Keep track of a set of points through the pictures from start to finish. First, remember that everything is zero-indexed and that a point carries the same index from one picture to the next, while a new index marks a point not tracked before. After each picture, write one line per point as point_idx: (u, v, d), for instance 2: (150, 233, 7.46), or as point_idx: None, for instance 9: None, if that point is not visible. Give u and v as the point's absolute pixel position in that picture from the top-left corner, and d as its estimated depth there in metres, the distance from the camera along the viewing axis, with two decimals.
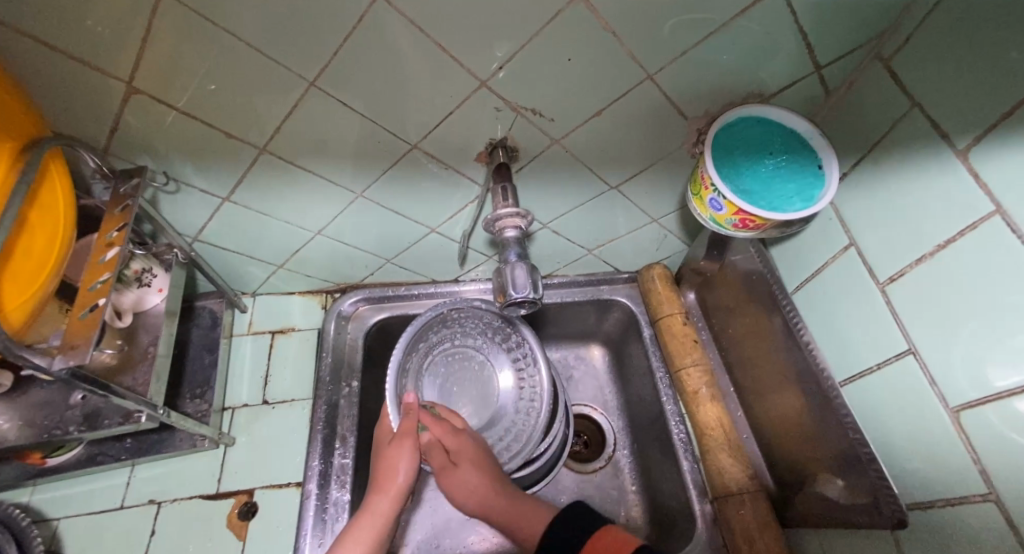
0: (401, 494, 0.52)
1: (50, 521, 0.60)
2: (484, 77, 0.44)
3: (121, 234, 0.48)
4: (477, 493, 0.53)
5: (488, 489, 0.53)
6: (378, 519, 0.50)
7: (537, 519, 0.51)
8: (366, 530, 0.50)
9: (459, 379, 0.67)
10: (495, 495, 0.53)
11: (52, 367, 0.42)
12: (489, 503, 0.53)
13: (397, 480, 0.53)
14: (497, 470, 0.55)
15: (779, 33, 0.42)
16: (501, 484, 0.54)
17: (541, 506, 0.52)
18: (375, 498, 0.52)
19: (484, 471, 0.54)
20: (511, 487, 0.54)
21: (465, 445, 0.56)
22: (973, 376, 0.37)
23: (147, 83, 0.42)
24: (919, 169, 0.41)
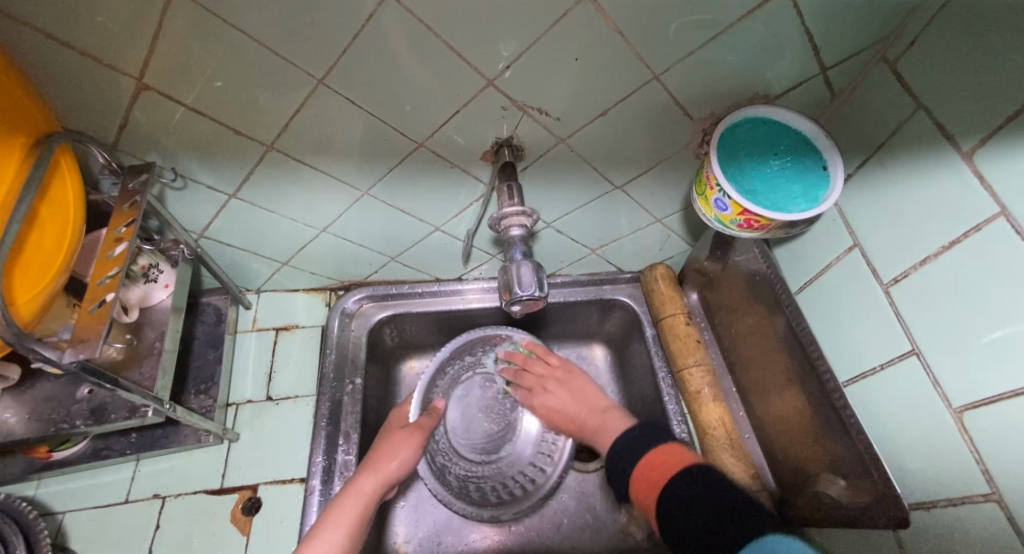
0: (390, 479, 0.57)
1: (55, 515, 0.60)
2: (491, 76, 0.45)
3: (129, 229, 0.49)
4: (581, 413, 0.65)
5: (589, 412, 0.65)
6: (363, 496, 0.54)
7: (617, 425, 0.62)
8: (351, 507, 0.53)
9: (486, 414, 0.72)
10: (587, 419, 0.65)
11: (61, 361, 0.42)
12: (592, 416, 0.64)
13: (390, 465, 0.58)
14: (597, 394, 0.67)
15: (785, 34, 0.42)
16: (595, 409, 0.65)
17: (624, 418, 0.63)
18: (365, 476, 0.56)
19: (576, 402, 0.67)
20: (607, 407, 0.65)
21: (553, 382, 0.69)
22: (977, 377, 0.37)
23: (157, 79, 0.42)
24: (924, 171, 0.41)
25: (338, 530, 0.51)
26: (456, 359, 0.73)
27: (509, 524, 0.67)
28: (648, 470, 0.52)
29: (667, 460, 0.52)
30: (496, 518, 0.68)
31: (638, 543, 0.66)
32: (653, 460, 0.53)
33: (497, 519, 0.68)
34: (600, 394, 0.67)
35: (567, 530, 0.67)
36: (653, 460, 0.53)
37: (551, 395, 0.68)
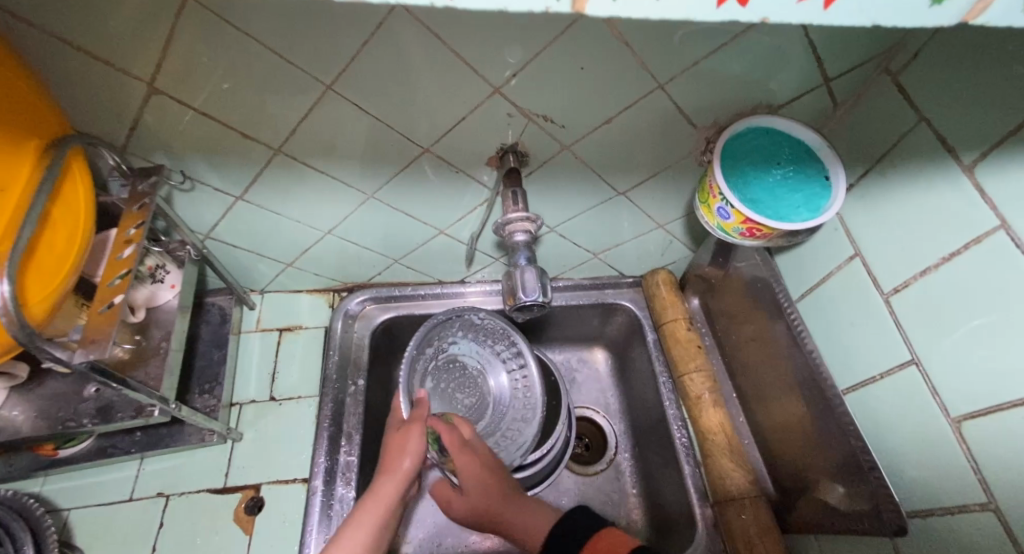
0: (406, 478, 0.53)
1: (60, 511, 0.61)
2: (497, 83, 0.45)
3: (138, 231, 0.49)
4: (484, 500, 0.53)
5: (501, 502, 0.53)
6: (384, 500, 0.52)
7: (543, 523, 0.52)
8: (371, 510, 0.51)
9: (457, 384, 0.66)
10: (504, 508, 0.53)
11: (72, 360, 0.42)
12: (493, 507, 0.53)
13: (403, 463, 0.53)
14: (514, 486, 0.54)
15: (789, 45, 0.42)
16: (509, 494, 0.53)
17: (545, 509, 0.54)
18: (381, 480, 0.53)
19: (484, 484, 0.53)
20: (520, 493, 0.54)
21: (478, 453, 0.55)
22: (975, 388, 0.38)
23: (168, 83, 0.43)
24: (925, 183, 0.42)
25: (358, 534, 0.50)
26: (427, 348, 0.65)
27: None
28: None
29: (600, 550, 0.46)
30: None
31: None
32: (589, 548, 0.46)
33: None
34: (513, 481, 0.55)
35: None
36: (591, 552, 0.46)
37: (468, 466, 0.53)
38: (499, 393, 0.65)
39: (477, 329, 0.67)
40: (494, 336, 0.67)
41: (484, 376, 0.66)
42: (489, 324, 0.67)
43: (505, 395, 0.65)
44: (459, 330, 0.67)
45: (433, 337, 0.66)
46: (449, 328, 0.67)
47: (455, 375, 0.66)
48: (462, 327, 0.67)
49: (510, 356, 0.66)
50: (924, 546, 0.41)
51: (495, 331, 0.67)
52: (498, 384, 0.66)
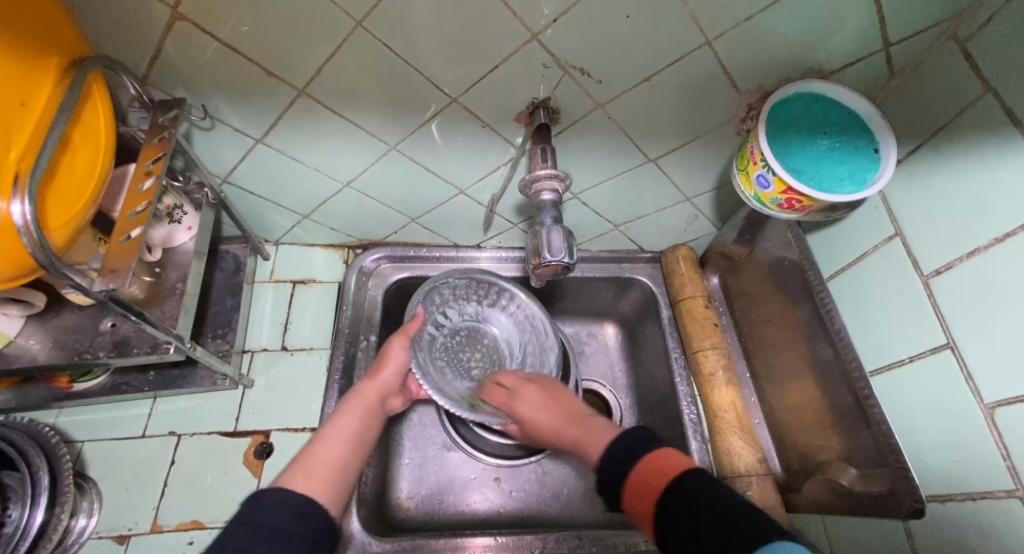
0: (387, 384, 0.59)
1: (75, 443, 0.62)
2: (535, 30, 0.43)
3: (157, 164, 0.49)
4: (556, 420, 0.55)
5: (563, 419, 0.55)
6: (367, 398, 0.56)
7: (599, 438, 0.50)
8: (357, 405, 0.55)
9: (470, 345, 0.70)
10: (563, 428, 0.54)
11: (92, 288, 0.42)
12: (558, 428, 0.55)
13: (385, 373, 0.59)
14: (570, 407, 0.56)
15: (850, 3, 0.40)
16: (571, 416, 0.55)
17: (607, 423, 0.52)
18: (364, 382, 0.58)
19: (550, 405, 0.57)
20: (586, 415, 0.55)
21: (542, 379, 0.61)
22: (1012, 375, 0.37)
23: (192, 10, 0.40)
24: (983, 160, 0.40)
25: (352, 418, 0.54)
26: (438, 297, 0.69)
27: (510, 489, 0.68)
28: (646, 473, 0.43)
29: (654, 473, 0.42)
30: (497, 482, 0.69)
31: None
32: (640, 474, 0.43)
33: (498, 484, 0.68)
34: (582, 406, 0.57)
35: (566, 499, 0.68)
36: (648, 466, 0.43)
37: (534, 391, 0.58)
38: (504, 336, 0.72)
39: (471, 291, 0.70)
40: (490, 289, 0.70)
41: (489, 332, 0.72)
42: (478, 282, 0.69)
43: (510, 334, 0.71)
44: (462, 296, 0.71)
45: (435, 302, 0.68)
46: (453, 289, 0.70)
47: (468, 336, 0.71)
48: (459, 292, 0.70)
49: (506, 305, 0.71)
50: (939, 529, 0.41)
51: (485, 285, 0.70)
52: (501, 326, 0.72)
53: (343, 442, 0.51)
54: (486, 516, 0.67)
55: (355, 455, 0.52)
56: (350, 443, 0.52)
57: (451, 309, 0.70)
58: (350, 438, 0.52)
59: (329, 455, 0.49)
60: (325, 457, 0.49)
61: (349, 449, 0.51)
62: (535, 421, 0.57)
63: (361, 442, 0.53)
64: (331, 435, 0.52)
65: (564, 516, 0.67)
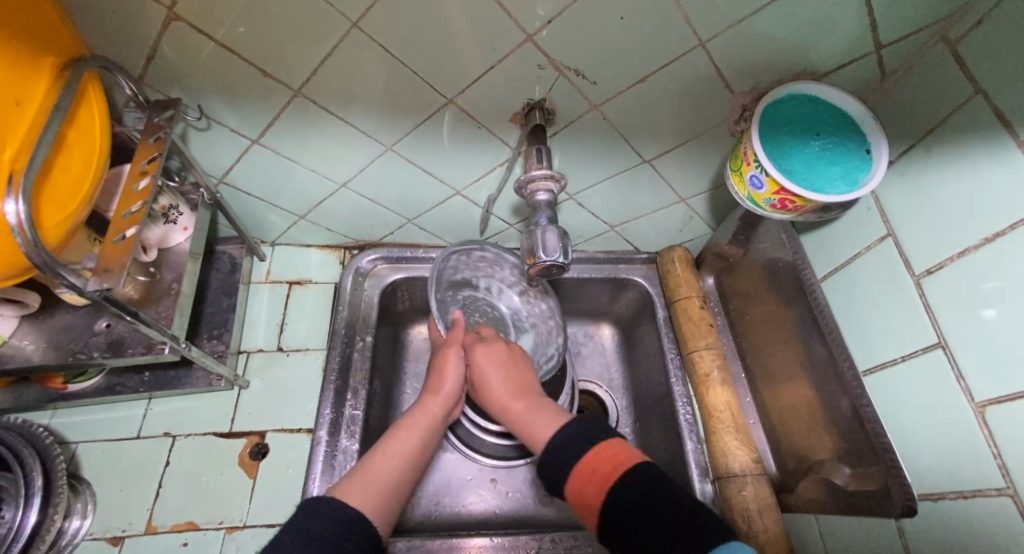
0: (449, 397, 0.58)
1: (69, 444, 0.62)
2: (530, 31, 0.43)
3: (153, 165, 0.49)
4: (506, 391, 0.56)
5: (510, 393, 0.56)
6: (430, 412, 0.56)
7: (549, 424, 0.51)
8: (420, 420, 0.55)
9: (473, 313, 0.68)
10: (512, 402, 0.55)
11: (86, 288, 0.42)
12: (502, 402, 0.56)
13: (445, 384, 0.58)
14: (524, 382, 0.57)
15: (840, 5, 0.40)
16: (523, 391, 0.56)
17: (552, 408, 0.54)
18: (428, 396, 0.57)
19: (506, 375, 0.57)
20: (537, 393, 0.56)
21: (496, 344, 0.60)
22: (1002, 373, 0.37)
23: (188, 10, 0.41)
24: (973, 161, 0.40)
25: (411, 433, 0.53)
26: (454, 268, 0.66)
27: (506, 490, 0.68)
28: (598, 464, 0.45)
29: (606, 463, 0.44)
30: (493, 483, 0.69)
31: None
32: (589, 462, 0.45)
33: (495, 485, 0.68)
34: (535, 381, 0.58)
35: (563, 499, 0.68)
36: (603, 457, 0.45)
37: (482, 353, 0.58)
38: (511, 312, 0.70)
39: (483, 266, 0.68)
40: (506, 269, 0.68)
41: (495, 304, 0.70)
42: (493, 258, 0.67)
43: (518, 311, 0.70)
44: (472, 269, 0.68)
45: (446, 278, 0.66)
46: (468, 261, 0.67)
47: (468, 303, 0.68)
48: (473, 265, 0.67)
49: (522, 289, 0.69)
50: (931, 528, 0.41)
51: (505, 268, 0.68)
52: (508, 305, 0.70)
53: (402, 458, 0.51)
54: (482, 516, 0.67)
55: (410, 472, 0.51)
56: (410, 460, 0.52)
57: (459, 281, 0.68)
58: (408, 454, 0.52)
59: (387, 469, 0.49)
60: (381, 471, 0.49)
61: (406, 465, 0.51)
62: (496, 395, 0.56)
63: (420, 458, 0.53)
64: (393, 450, 0.51)
65: (560, 516, 0.67)
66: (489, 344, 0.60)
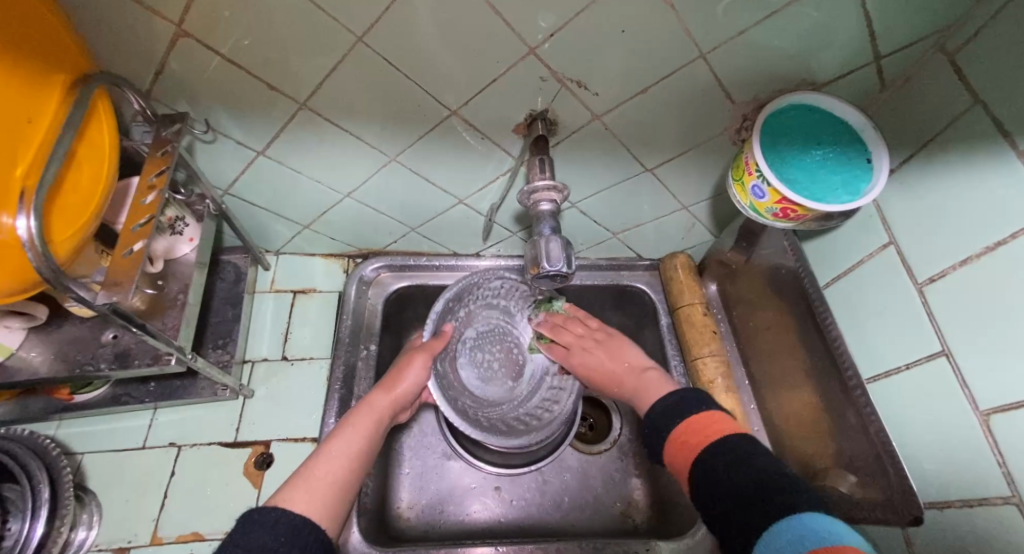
0: (401, 398, 0.58)
1: (75, 455, 0.62)
2: (533, 44, 0.44)
3: (161, 177, 0.49)
4: (619, 371, 0.61)
5: (630, 372, 0.61)
6: (376, 411, 0.55)
7: (661, 390, 0.56)
8: (366, 419, 0.54)
9: (496, 342, 0.71)
10: (623, 379, 0.60)
11: (95, 302, 0.43)
12: (623, 375, 0.61)
13: (399, 386, 0.58)
14: (638, 362, 0.62)
15: (840, 17, 0.41)
16: (631, 370, 0.61)
17: (663, 380, 0.58)
18: (376, 395, 0.57)
19: (614, 359, 0.63)
20: (643, 367, 0.60)
21: (603, 338, 0.65)
22: (1007, 381, 0.37)
23: (196, 27, 0.41)
24: (973, 169, 0.41)
25: (356, 433, 0.52)
26: (472, 293, 0.71)
27: (511, 498, 0.68)
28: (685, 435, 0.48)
29: (698, 428, 0.47)
30: (498, 492, 0.69)
31: (637, 526, 0.67)
32: (679, 433, 0.48)
33: (499, 493, 0.68)
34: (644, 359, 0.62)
35: (567, 508, 0.68)
36: (693, 425, 0.48)
37: (601, 353, 0.64)
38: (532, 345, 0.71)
39: (507, 293, 0.72)
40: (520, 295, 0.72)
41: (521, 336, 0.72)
42: (507, 284, 0.71)
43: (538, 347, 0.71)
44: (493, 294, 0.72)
45: (462, 301, 0.70)
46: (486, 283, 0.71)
47: (494, 334, 0.71)
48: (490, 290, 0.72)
49: (538, 315, 0.70)
50: (936, 536, 0.41)
51: (519, 292, 0.72)
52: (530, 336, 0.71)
53: (349, 459, 0.50)
54: (487, 525, 0.66)
55: (357, 473, 0.50)
56: (358, 461, 0.51)
57: (483, 306, 0.72)
58: (355, 456, 0.51)
59: (331, 473, 0.48)
60: (327, 474, 0.48)
61: (353, 466, 0.50)
62: (598, 368, 0.63)
63: (367, 459, 0.52)
64: (339, 450, 0.50)
65: (564, 525, 0.67)
66: (592, 335, 0.66)
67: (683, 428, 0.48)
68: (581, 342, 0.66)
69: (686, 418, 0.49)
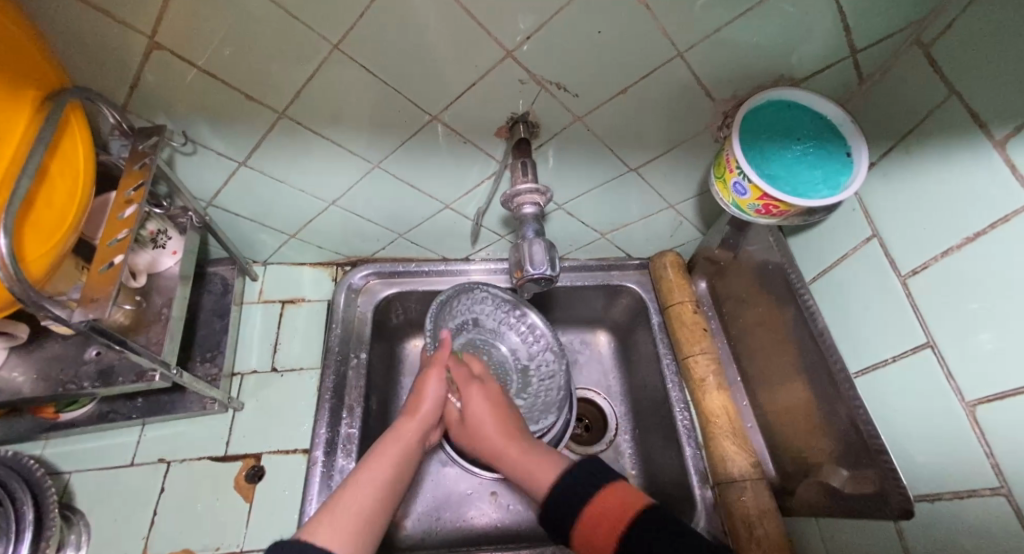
0: (427, 419, 0.55)
1: (62, 474, 0.61)
2: (510, 47, 0.43)
3: (139, 192, 0.48)
4: (495, 437, 0.55)
5: (503, 436, 0.55)
6: (405, 437, 0.53)
7: (546, 472, 0.51)
8: (393, 447, 0.51)
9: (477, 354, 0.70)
10: (506, 446, 0.54)
11: (72, 320, 0.42)
12: (497, 450, 0.55)
13: (422, 406, 0.56)
14: (517, 424, 0.57)
15: (815, 13, 0.41)
16: (514, 434, 0.55)
17: (553, 454, 0.53)
18: (403, 421, 0.54)
19: (497, 415, 0.56)
20: (525, 433, 0.56)
21: (490, 384, 0.60)
22: (992, 371, 0.37)
23: (169, 39, 0.41)
24: (952, 160, 0.41)
25: (384, 463, 0.50)
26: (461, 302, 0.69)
27: (507, 503, 0.68)
28: (602, 510, 0.46)
29: (611, 506, 0.46)
30: (494, 496, 0.68)
31: None
32: (595, 507, 0.46)
33: (495, 498, 0.68)
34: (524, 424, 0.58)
35: None
36: (599, 506, 0.46)
37: (479, 395, 0.58)
38: (512, 354, 0.71)
39: (490, 305, 0.70)
40: (505, 306, 0.70)
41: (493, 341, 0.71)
42: (493, 297, 0.70)
43: (518, 354, 0.70)
44: (479, 307, 0.70)
45: (450, 313, 0.68)
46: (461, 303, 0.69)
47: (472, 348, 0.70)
48: (481, 305, 0.70)
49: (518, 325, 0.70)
50: (928, 529, 0.41)
51: (500, 302, 0.70)
52: (509, 345, 0.71)
53: (377, 487, 0.48)
54: (483, 531, 0.66)
55: (386, 502, 0.48)
56: (387, 491, 0.48)
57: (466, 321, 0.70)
58: (383, 484, 0.48)
59: (358, 502, 0.46)
60: (353, 504, 0.46)
61: (381, 495, 0.48)
62: (483, 434, 0.56)
63: (399, 487, 0.50)
64: (367, 479, 0.48)
65: None
66: (485, 385, 0.59)
67: (600, 501, 0.46)
68: (484, 388, 0.59)
69: (601, 490, 0.47)
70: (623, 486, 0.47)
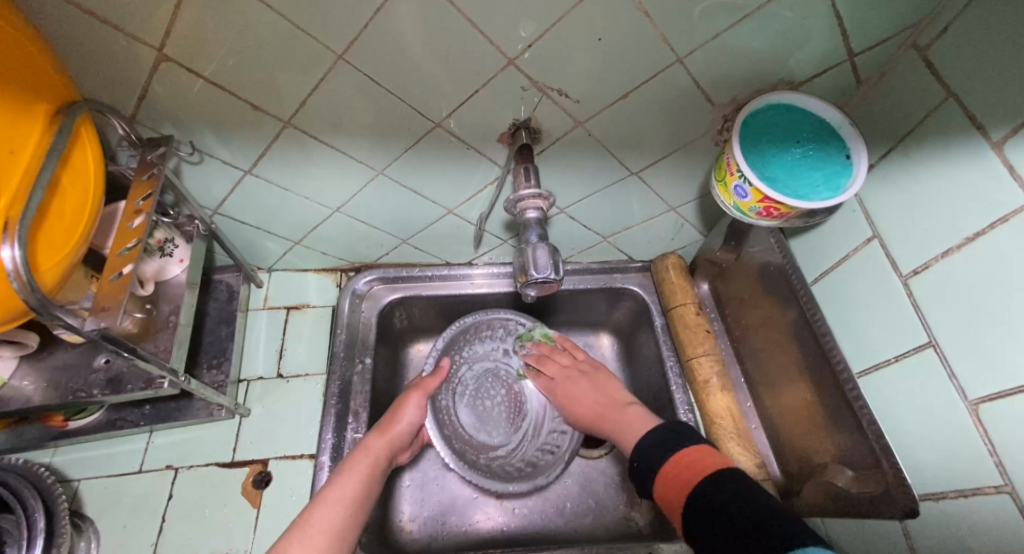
0: (397, 439, 0.58)
1: (71, 482, 0.61)
2: (512, 55, 0.44)
3: (148, 202, 0.49)
4: (603, 406, 0.63)
5: (604, 404, 0.64)
6: (374, 452, 0.55)
7: (641, 428, 0.58)
8: (363, 462, 0.54)
9: (495, 383, 0.73)
10: (604, 414, 0.63)
11: (84, 327, 0.43)
12: (606, 412, 0.63)
13: (396, 427, 0.58)
14: (613, 392, 0.65)
15: (813, 18, 0.41)
16: (614, 404, 0.63)
17: (643, 414, 0.60)
18: (372, 438, 0.57)
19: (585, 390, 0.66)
20: (623, 405, 0.62)
21: (565, 357, 0.70)
22: (994, 370, 0.37)
23: (178, 51, 0.42)
24: (951, 161, 0.41)
25: (353, 477, 0.53)
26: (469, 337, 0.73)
27: (513, 506, 0.68)
28: (677, 469, 0.48)
29: (684, 466, 0.47)
30: (500, 500, 0.68)
31: (640, 528, 0.66)
32: (672, 465, 0.48)
33: (500, 501, 0.68)
34: (625, 393, 0.65)
35: (570, 514, 0.68)
36: (678, 464, 0.48)
37: (569, 382, 0.67)
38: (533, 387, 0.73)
39: (496, 333, 0.74)
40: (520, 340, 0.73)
41: (514, 370, 0.74)
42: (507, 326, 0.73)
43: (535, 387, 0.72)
44: (492, 335, 0.74)
45: (457, 347, 0.72)
46: (480, 332, 0.73)
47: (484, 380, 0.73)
48: (488, 332, 0.74)
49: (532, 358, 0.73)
50: (934, 529, 0.41)
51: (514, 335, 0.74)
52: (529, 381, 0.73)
53: (345, 505, 0.50)
54: (490, 535, 0.66)
55: (356, 519, 0.50)
56: (355, 507, 0.51)
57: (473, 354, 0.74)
58: (351, 500, 0.51)
59: (328, 520, 0.49)
60: (322, 523, 0.48)
61: (350, 513, 0.50)
62: (590, 407, 0.65)
63: (366, 502, 0.52)
64: (334, 495, 0.50)
65: (567, 531, 0.66)
66: (560, 362, 0.70)
67: (676, 461, 0.48)
68: (565, 372, 0.69)
69: (682, 449, 0.49)
70: (698, 449, 0.48)
